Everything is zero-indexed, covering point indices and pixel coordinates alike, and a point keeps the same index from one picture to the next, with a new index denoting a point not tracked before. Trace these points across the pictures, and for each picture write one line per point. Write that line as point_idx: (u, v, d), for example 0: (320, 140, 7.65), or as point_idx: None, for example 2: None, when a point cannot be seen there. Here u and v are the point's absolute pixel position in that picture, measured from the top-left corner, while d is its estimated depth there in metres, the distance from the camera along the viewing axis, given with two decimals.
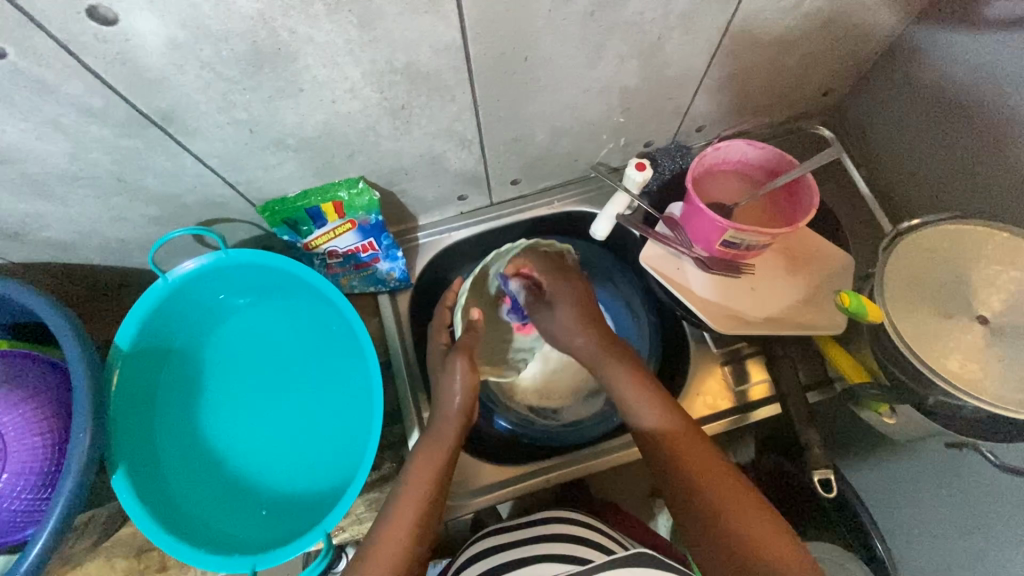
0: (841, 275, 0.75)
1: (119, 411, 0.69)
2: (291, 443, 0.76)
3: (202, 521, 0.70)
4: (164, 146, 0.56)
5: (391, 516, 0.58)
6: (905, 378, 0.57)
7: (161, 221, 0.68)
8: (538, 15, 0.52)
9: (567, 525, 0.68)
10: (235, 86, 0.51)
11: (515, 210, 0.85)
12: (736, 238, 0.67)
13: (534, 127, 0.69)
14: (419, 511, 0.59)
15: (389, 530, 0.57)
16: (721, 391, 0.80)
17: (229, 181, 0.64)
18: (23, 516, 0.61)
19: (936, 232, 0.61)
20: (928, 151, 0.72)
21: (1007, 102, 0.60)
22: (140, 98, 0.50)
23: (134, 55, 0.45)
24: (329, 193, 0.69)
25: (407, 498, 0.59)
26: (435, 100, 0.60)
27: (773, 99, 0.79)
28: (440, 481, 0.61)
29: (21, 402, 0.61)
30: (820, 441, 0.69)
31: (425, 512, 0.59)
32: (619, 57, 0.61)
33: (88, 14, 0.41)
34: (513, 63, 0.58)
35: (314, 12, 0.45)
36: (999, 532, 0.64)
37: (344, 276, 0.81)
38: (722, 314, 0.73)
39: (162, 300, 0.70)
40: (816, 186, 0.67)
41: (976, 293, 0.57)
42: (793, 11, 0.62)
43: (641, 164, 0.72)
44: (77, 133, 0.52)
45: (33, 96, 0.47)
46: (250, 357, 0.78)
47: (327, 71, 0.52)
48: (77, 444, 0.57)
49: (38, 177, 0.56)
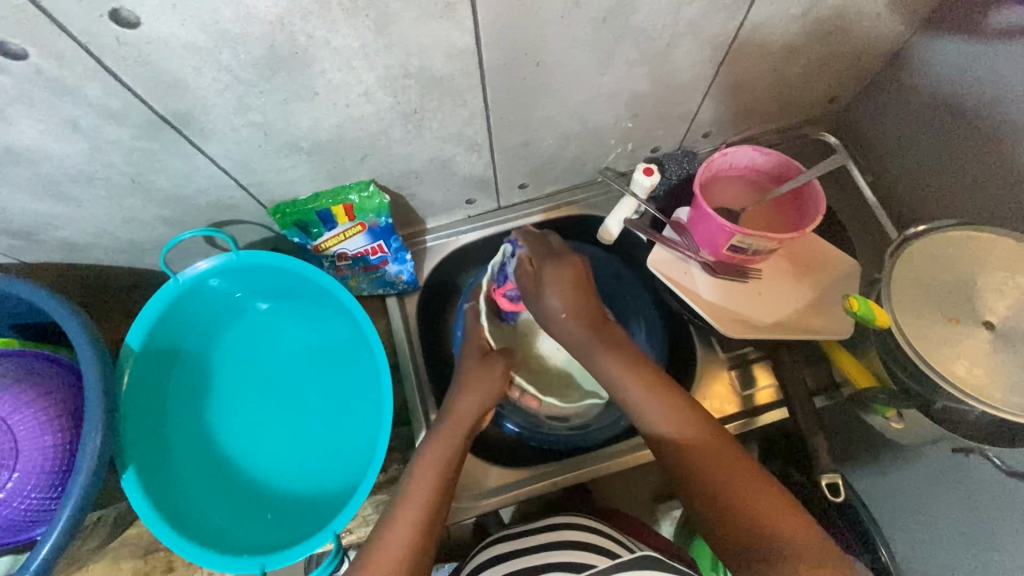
0: (847, 280, 0.75)
1: (130, 412, 0.69)
2: (301, 444, 0.76)
3: (212, 521, 0.71)
4: (179, 148, 0.57)
5: (400, 506, 0.57)
6: (912, 382, 0.58)
7: (172, 222, 0.69)
8: (551, 21, 0.53)
9: (578, 530, 0.69)
10: (252, 89, 0.51)
11: (523, 214, 0.86)
12: (744, 243, 0.68)
13: (543, 131, 0.70)
14: (423, 491, 0.57)
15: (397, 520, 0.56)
16: (727, 395, 0.80)
17: (241, 183, 0.64)
18: (33, 516, 0.61)
19: (943, 238, 0.61)
20: (934, 158, 0.73)
21: (1013, 111, 0.61)
22: (157, 99, 0.50)
23: (153, 58, 0.46)
24: (340, 195, 0.69)
25: (410, 481, 0.58)
26: (447, 105, 0.60)
27: (780, 106, 0.80)
28: (450, 473, 0.60)
29: (32, 402, 0.61)
30: (828, 450, 0.69)
31: (433, 500, 0.57)
32: (629, 63, 0.62)
33: (111, 17, 0.42)
34: (525, 68, 0.58)
35: (332, 17, 0.46)
36: (1005, 535, 0.64)
37: (353, 278, 0.82)
38: (729, 318, 0.73)
39: (173, 300, 0.71)
40: (823, 191, 0.67)
41: (984, 298, 0.57)
42: (801, 19, 0.63)
43: (649, 168, 0.74)
44: (95, 135, 0.52)
45: (53, 97, 0.47)
46: (263, 358, 0.79)
47: (342, 75, 0.52)
48: (88, 444, 0.57)
49: (53, 178, 0.56)
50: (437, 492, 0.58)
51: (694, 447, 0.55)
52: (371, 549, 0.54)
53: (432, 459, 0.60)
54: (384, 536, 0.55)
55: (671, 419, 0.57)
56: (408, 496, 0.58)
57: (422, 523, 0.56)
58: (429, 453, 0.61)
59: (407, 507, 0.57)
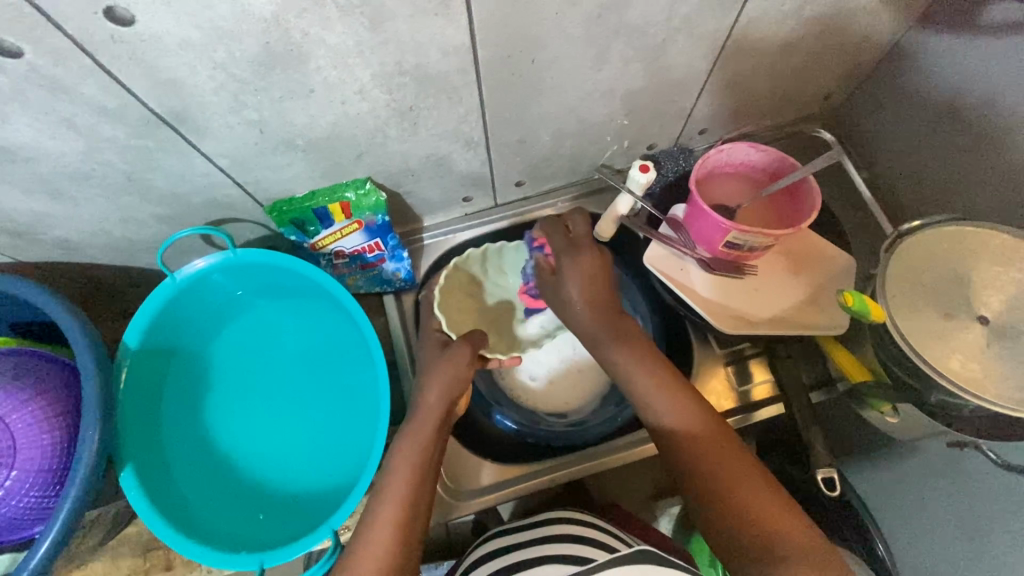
0: (843, 276, 0.76)
1: (128, 410, 0.69)
2: (297, 442, 0.76)
3: (209, 520, 0.71)
4: (175, 146, 0.57)
5: (383, 497, 0.57)
6: (907, 377, 0.58)
7: (169, 221, 0.69)
8: (546, 17, 0.53)
9: (574, 525, 0.69)
10: (247, 86, 0.51)
11: (521, 212, 0.86)
12: (739, 239, 0.68)
13: (539, 129, 0.70)
14: (415, 487, 0.57)
15: (381, 511, 0.56)
16: (724, 391, 0.80)
17: (237, 181, 0.64)
18: (31, 514, 0.61)
19: (937, 233, 0.62)
20: (928, 154, 0.73)
21: (1006, 106, 0.61)
22: (152, 98, 0.50)
23: (147, 55, 0.46)
24: (337, 193, 0.69)
25: (405, 477, 0.58)
26: (443, 103, 0.60)
27: (776, 102, 0.80)
28: (430, 463, 0.60)
29: (30, 400, 0.61)
30: (823, 440, 0.70)
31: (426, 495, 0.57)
32: (624, 60, 0.62)
33: (105, 14, 0.42)
34: (520, 65, 0.58)
35: (326, 14, 0.46)
36: (1003, 531, 0.64)
37: (350, 276, 0.82)
38: (725, 314, 0.74)
39: (171, 298, 0.71)
40: (818, 187, 0.68)
41: (977, 293, 0.58)
42: (795, 15, 0.63)
43: (644, 165, 0.73)
44: (90, 133, 0.52)
45: (49, 96, 0.47)
46: (260, 356, 0.79)
47: (337, 72, 0.52)
48: (87, 440, 0.57)
49: (49, 177, 0.56)
50: (421, 480, 0.58)
51: (692, 442, 0.56)
52: (359, 542, 0.54)
53: (412, 448, 0.60)
54: (371, 528, 0.55)
55: (665, 398, 0.59)
56: (389, 488, 0.57)
57: (407, 513, 0.56)
58: (407, 443, 0.60)
59: (392, 497, 0.57)
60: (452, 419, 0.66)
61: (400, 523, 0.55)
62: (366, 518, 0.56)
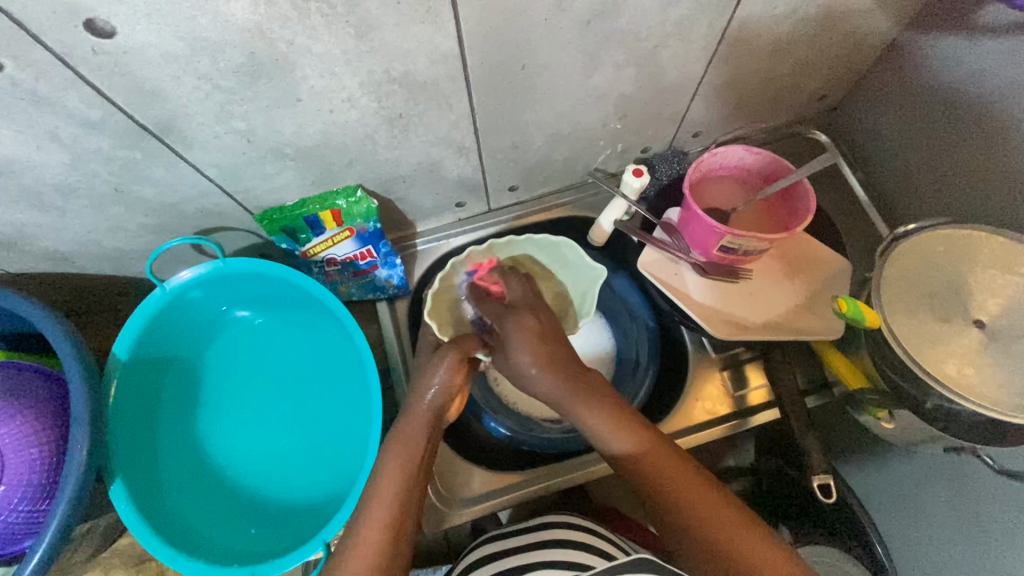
0: (838, 279, 0.75)
1: (118, 422, 0.68)
2: (289, 452, 0.76)
3: (200, 531, 0.70)
4: (161, 156, 0.56)
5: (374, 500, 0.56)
6: (903, 382, 0.58)
7: (159, 230, 0.68)
8: (535, 24, 0.52)
9: (567, 529, 0.68)
10: (233, 96, 0.51)
11: (514, 216, 0.86)
12: (734, 243, 0.67)
13: (531, 134, 0.69)
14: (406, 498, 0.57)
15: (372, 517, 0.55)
16: (719, 396, 0.80)
17: (227, 190, 0.64)
18: (22, 528, 0.61)
19: (934, 236, 0.61)
20: (924, 156, 0.72)
21: (1002, 108, 0.61)
22: (136, 108, 0.50)
23: (131, 67, 0.45)
24: (328, 201, 0.69)
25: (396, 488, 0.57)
26: (433, 110, 0.60)
27: (770, 104, 0.79)
28: (421, 466, 0.59)
29: (17, 414, 0.60)
30: (819, 447, 0.69)
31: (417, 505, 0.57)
32: (616, 65, 0.62)
33: (86, 27, 0.41)
34: (511, 72, 0.58)
35: (312, 23, 0.45)
36: (1003, 536, 0.64)
37: (343, 283, 0.82)
38: (720, 319, 0.73)
39: (160, 309, 0.70)
40: (813, 191, 0.67)
41: (974, 296, 0.57)
42: (789, 18, 0.62)
43: (638, 169, 0.73)
44: (75, 145, 0.52)
45: (30, 108, 0.47)
46: (251, 367, 0.79)
47: (325, 81, 0.52)
48: (75, 454, 0.56)
49: (34, 188, 0.56)
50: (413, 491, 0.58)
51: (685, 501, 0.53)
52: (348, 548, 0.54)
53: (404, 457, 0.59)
54: (360, 534, 0.54)
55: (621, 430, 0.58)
56: (386, 495, 0.56)
57: (401, 521, 0.55)
58: (397, 446, 0.59)
59: (381, 508, 0.56)
60: (445, 422, 0.65)
61: (393, 534, 0.55)
62: (353, 527, 0.55)
